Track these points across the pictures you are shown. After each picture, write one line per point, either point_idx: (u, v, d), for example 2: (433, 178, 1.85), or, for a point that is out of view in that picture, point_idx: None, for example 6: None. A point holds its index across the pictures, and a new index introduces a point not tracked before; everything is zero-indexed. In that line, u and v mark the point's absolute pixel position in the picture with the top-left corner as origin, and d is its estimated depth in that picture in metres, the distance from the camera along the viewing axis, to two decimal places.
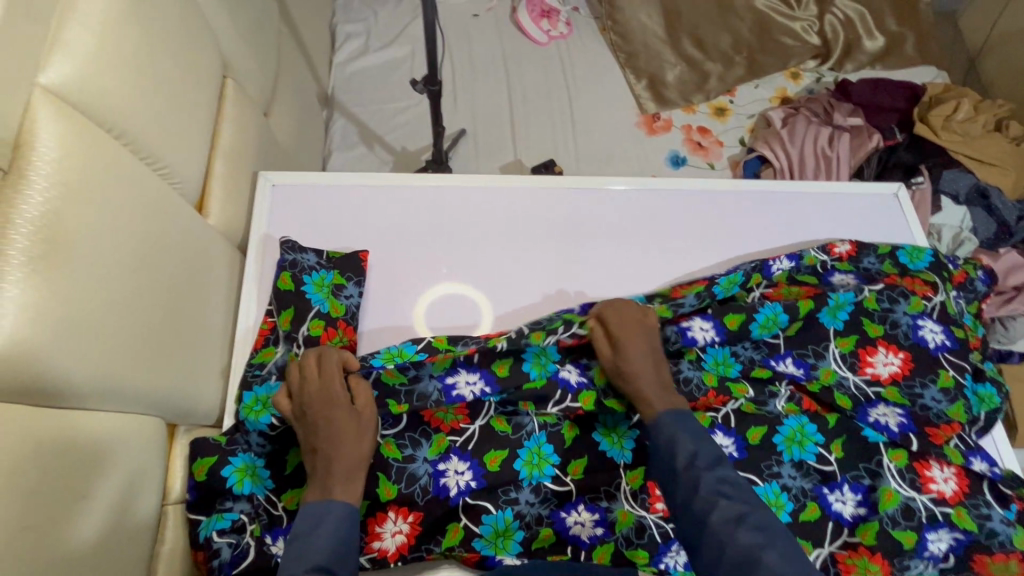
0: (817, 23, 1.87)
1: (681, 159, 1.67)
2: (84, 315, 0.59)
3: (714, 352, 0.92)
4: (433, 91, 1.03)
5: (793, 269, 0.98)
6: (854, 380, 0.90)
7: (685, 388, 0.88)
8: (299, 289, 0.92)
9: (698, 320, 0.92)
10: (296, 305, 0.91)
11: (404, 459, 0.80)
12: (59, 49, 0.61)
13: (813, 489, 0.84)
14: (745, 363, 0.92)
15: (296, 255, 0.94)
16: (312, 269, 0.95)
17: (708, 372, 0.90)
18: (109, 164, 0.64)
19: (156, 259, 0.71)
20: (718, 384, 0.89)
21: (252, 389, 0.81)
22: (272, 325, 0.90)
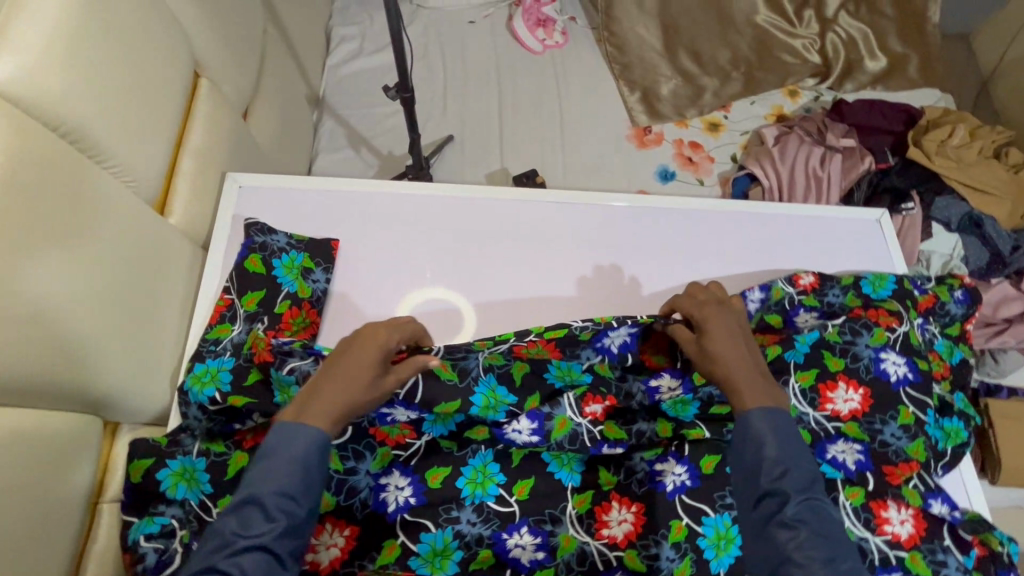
0: (818, 42, 1.84)
1: (670, 174, 1.65)
2: (19, 311, 0.59)
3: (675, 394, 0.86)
4: (406, 98, 1.03)
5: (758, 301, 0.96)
6: (814, 415, 0.87)
7: (638, 441, 0.86)
8: (268, 272, 0.93)
9: (668, 375, 0.87)
10: (264, 287, 0.92)
11: (345, 472, 0.77)
12: (4, 49, 0.61)
13: None
14: (704, 402, 0.86)
15: (266, 237, 0.96)
16: (281, 251, 0.96)
17: (664, 420, 0.87)
18: (55, 162, 0.65)
19: (104, 256, 0.71)
20: (672, 433, 0.86)
21: (206, 361, 0.82)
22: (230, 302, 0.90)
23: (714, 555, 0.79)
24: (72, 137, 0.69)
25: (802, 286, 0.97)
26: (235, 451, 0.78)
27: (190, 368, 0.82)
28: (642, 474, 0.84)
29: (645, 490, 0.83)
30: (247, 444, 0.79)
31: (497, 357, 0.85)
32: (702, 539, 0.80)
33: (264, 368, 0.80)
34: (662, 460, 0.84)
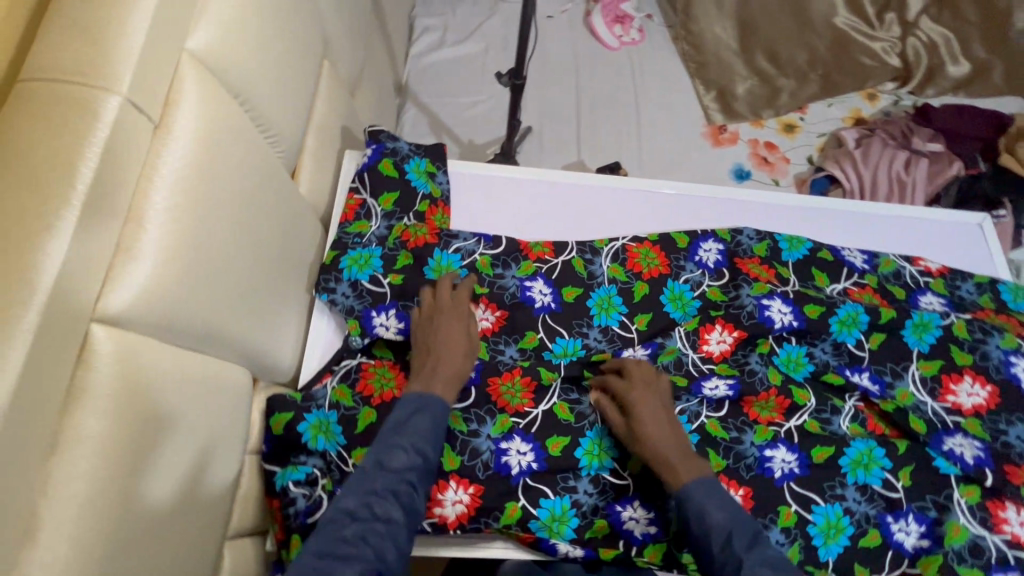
0: (899, 45, 1.82)
1: (746, 172, 1.65)
2: (215, 264, 0.63)
3: (789, 349, 0.96)
4: (518, 85, 1.06)
5: (864, 266, 1.05)
6: (933, 406, 0.92)
7: (751, 379, 0.93)
8: (402, 176, 1.00)
9: (778, 301, 0.97)
10: (400, 190, 0.99)
11: (468, 433, 0.84)
12: (202, 16, 0.64)
13: (877, 516, 0.85)
14: (819, 366, 0.95)
15: (395, 143, 1.02)
16: (409, 156, 1.02)
17: (775, 369, 0.94)
18: (241, 129, 0.68)
19: (263, 218, 0.75)
20: (782, 383, 0.93)
21: (355, 248, 0.93)
22: (361, 202, 0.98)
23: (824, 543, 0.83)
24: (250, 106, 0.71)
25: (927, 271, 1.06)
26: (365, 407, 0.83)
27: (346, 250, 0.93)
28: (751, 459, 0.87)
29: (753, 475, 0.86)
30: (374, 401, 0.83)
31: (620, 271, 1.00)
32: (813, 526, 0.84)
33: (421, 252, 0.94)
34: (772, 447, 0.88)
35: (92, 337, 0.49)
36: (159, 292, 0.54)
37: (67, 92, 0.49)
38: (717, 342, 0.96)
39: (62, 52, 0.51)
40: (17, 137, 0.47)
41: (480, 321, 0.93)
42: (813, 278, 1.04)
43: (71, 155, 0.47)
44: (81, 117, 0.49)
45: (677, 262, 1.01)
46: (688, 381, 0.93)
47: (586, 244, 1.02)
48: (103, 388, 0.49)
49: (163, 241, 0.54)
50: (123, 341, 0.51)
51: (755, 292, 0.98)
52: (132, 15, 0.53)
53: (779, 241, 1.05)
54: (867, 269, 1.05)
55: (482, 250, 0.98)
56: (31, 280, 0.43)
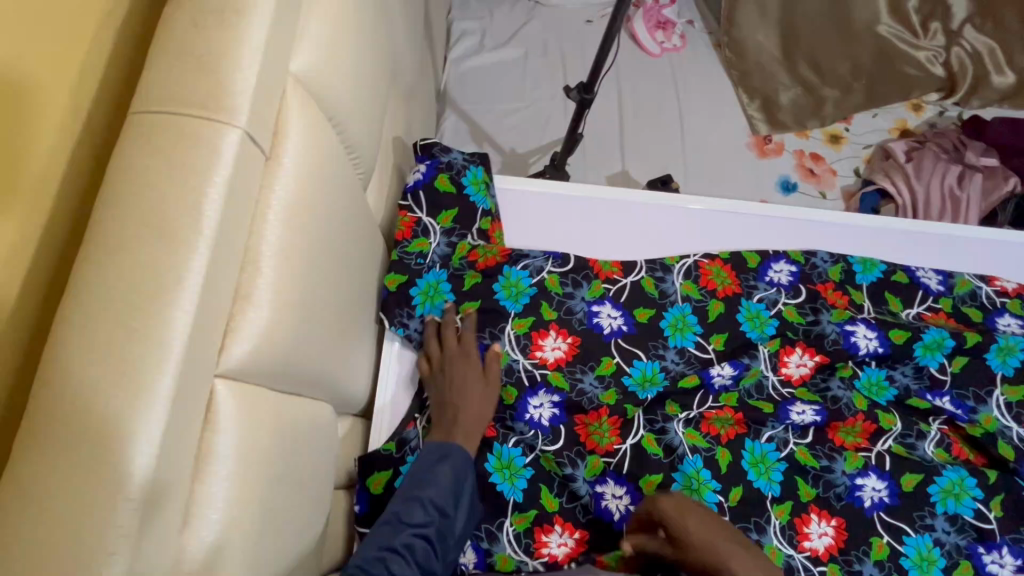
0: (943, 54, 1.74)
1: (792, 185, 1.62)
2: (317, 303, 0.59)
3: (870, 372, 0.91)
4: (586, 100, 1.02)
5: (942, 290, 0.98)
6: (1018, 431, 0.86)
7: (835, 406, 0.88)
8: (460, 191, 0.94)
9: (863, 327, 0.92)
10: (460, 207, 0.94)
11: (564, 477, 0.82)
12: (302, 38, 0.60)
13: (967, 547, 0.80)
14: (901, 390, 0.90)
15: (448, 156, 0.95)
16: (465, 168, 0.96)
17: (859, 393, 0.89)
18: (335, 156, 0.64)
19: (353, 248, 0.71)
20: (868, 407, 0.88)
21: (422, 276, 0.88)
22: (416, 219, 0.91)
23: None
24: (340, 127, 0.67)
25: (1004, 291, 0.99)
26: None
27: (411, 281, 0.88)
28: (842, 489, 0.82)
29: (844, 504, 0.82)
30: None
31: (694, 288, 0.95)
32: (905, 559, 0.79)
33: (489, 271, 0.90)
34: (863, 475, 0.83)
35: (216, 394, 0.46)
36: (275, 340, 0.50)
37: (185, 128, 0.46)
38: (797, 365, 0.91)
39: (175, 82, 0.47)
40: (136, 180, 0.44)
41: (551, 350, 0.88)
42: (887, 302, 0.97)
43: (196, 198, 0.44)
44: (202, 156, 0.45)
45: (748, 282, 0.96)
46: (774, 406, 0.88)
47: (656, 261, 0.96)
48: (229, 448, 0.45)
49: (278, 286, 0.51)
50: (242, 396, 0.48)
51: (836, 318, 0.93)
52: (245, 41, 0.49)
53: (852, 263, 0.99)
54: (942, 292, 0.98)
55: (551, 267, 0.93)
56: (167, 338, 0.40)
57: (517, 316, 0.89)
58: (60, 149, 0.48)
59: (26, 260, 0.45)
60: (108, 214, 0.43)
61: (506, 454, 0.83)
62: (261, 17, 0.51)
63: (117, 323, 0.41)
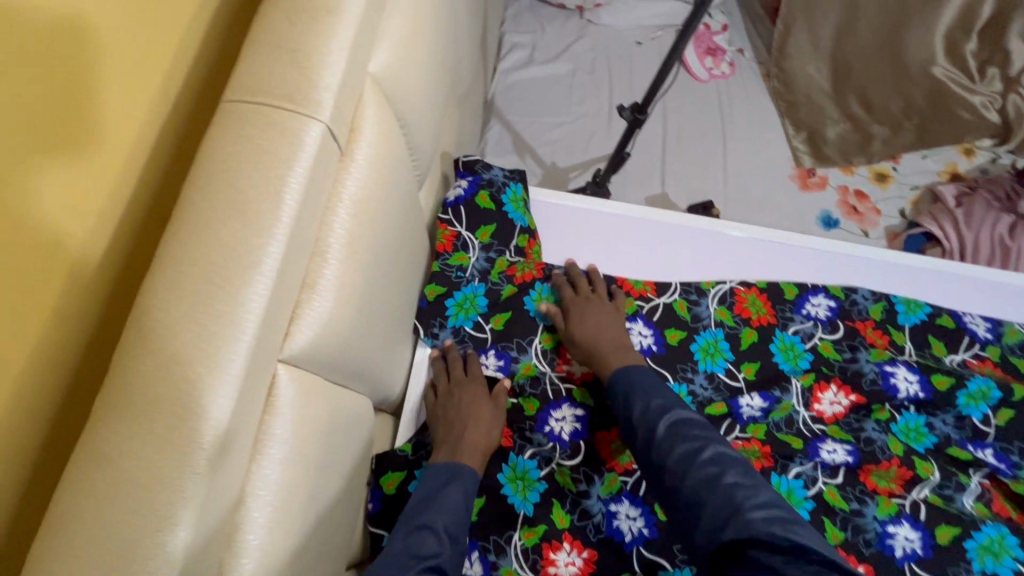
0: (999, 100, 1.66)
1: (834, 221, 1.60)
2: (373, 299, 0.60)
3: (907, 418, 0.88)
4: (638, 120, 1.03)
5: (989, 337, 0.95)
6: None
7: (868, 448, 0.86)
8: (499, 207, 0.94)
9: (903, 368, 0.90)
10: (498, 222, 0.94)
11: (579, 493, 0.79)
12: (382, 41, 0.61)
13: None
14: (941, 439, 0.87)
15: (489, 173, 0.95)
16: (505, 185, 0.96)
17: (895, 438, 0.86)
18: (399, 156, 0.66)
19: (406, 247, 0.72)
20: (903, 453, 0.85)
21: (461, 288, 0.89)
22: (455, 233, 0.92)
23: None
24: (407, 129, 0.69)
25: None
26: None
27: (449, 292, 0.88)
28: (872, 534, 0.79)
29: (873, 551, 0.78)
30: None
31: (728, 314, 0.94)
32: None
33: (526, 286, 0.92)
34: (894, 523, 0.80)
35: (278, 378, 0.47)
36: (334, 332, 0.51)
37: (271, 118, 0.47)
38: (831, 403, 0.89)
39: (264, 72, 0.49)
40: (222, 164, 0.46)
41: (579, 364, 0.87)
42: (929, 346, 0.94)
43: (277, 187, 0.46)
44: (285, 148, 0.47)
45: (785, 314, 0.94)
46: (803, 442, 0.86)
47: (691, 284, 0.96)
48: (286, 433, 0.46)
49: (342, 280, 0.52)
50: (300, 382, 0.49)
51: (875, 358, 0.91)
52: (333, 39, 0.51)
53: (896, 302, 0.96)
54: (989, 339, 0.95)
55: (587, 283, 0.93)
56: (240, 319, 0.42)
57: (547, 329, 0.90)
58: (147, 129, 0.51)
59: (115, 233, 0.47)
60: (194, 194, 0.45)
61: (521, 465, 0.81)
62: (348, 17, 0.53)
63: (194, 300, 0.42)
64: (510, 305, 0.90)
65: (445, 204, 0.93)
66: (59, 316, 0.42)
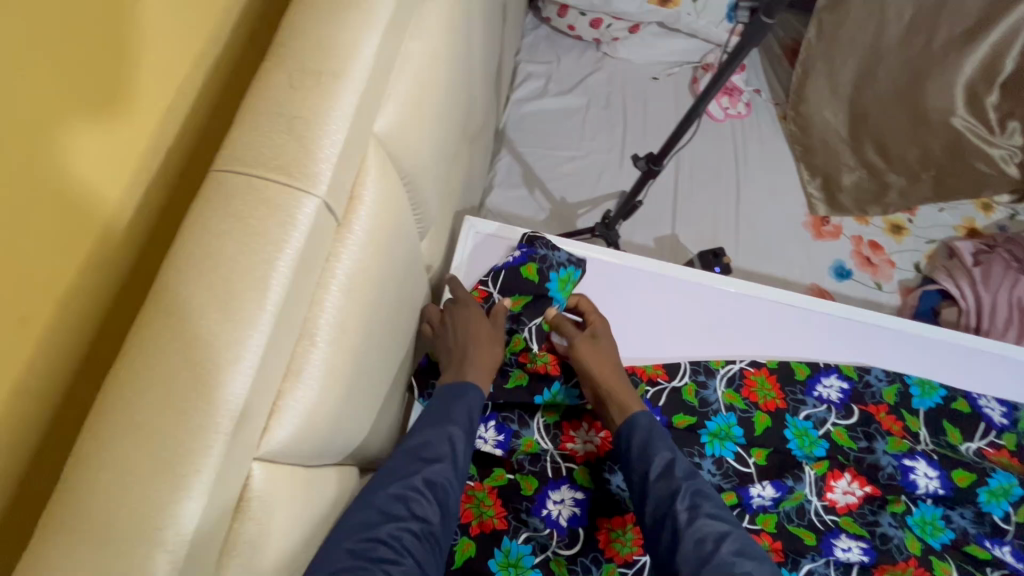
0: (1019, 154, 1.62)
1: (847, 272, 1.56)
2: (364, 373, 0.56)
3: (924, 509, 0.85)
4: (653, 171, 1.00)
5: (1006, 424, 0.92)
6: None
7: (885, 546, 0.82)
8: (543, 282, 0.84)
9: (924, 463, 0.87)
10: (536, 296, 0.85)
11: None
12: (390, 99, 0.58)
13: None
14: (957, 534, 0.84)
15: (548, 250, 0.87)
16: (559, 265, 0.86)
17: (911, 534, 0.83)
18: (402, 215, 0.62)
19: (403, 307, 0.68)
20: (921, 552, 0.82)
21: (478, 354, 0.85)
22: (487, 295, 0.86)
23: None
24: (411, 185, 0.66)
25: None
26: (463, 537, 0.76)
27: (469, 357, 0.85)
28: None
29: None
30: (473, 530, 0.77)
31: (737, 398, 0.89)
32: None
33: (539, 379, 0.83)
34: None
35: (252, 478, 0.43)
36: (318, 419, 0.47)
37: (265, 192, 0.44)
38: (844, 493, 0.86)
39: (261, 140, 0.46)
40: (208, 241, 0.42)
41: (583, 443, 0.84)
42: (945, 433, 0.91)
43: (265, 270, 0.42)
44: (277, 227, 0.43)
45: (795, 397, 0.89)
46: (816, 537, 0.83)
47: (700, 363, 0.90)
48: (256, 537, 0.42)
49: (330, 362, 0.48)
50: (278, 478, 0.45)
51: (893, 449, 0.88)
52: (336, 104, 0.48)
53: (910, 385, 0.92)
54: (1006, 426, 0.92)
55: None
56: (213, 424, 0.38)
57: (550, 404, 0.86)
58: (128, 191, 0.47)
59: (88, 308, 0.43)
60: (174, 274, 0.41)
61: (515, 550, 0.75)
62: (353, 81, 0.49)
63: (163, 400, 0.38)
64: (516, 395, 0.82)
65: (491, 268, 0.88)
66: (20, 407, 0.38)
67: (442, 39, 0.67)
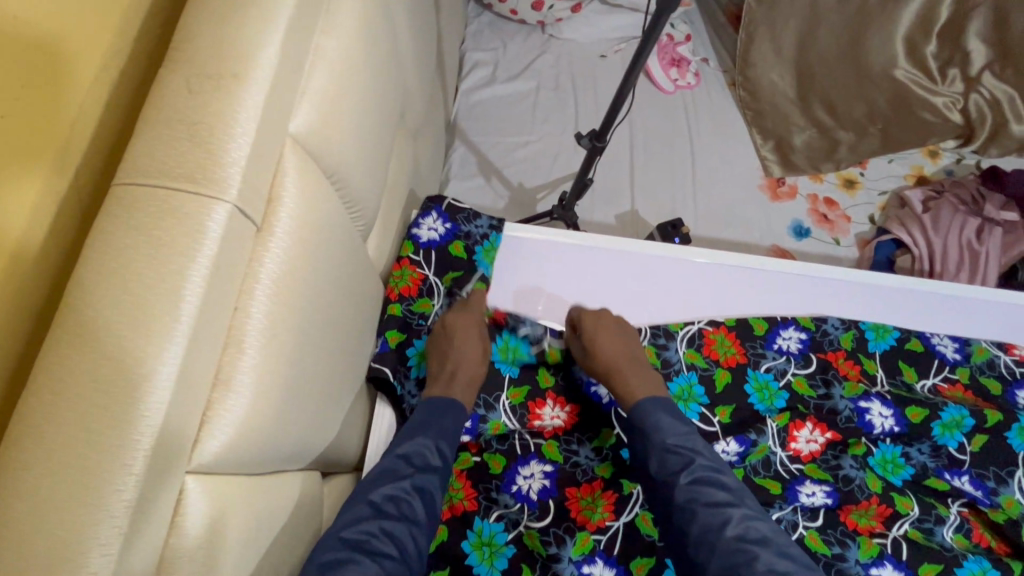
0: (960, 100, 1.66)
1: (804, 230, 1.59)
2: (306, 378, 0.56)
3: (884, 449, 0.87)
4: (598, 148, 1.00)
5: (959, 358, 0.96)
6: None
7: (847, 487, 0.83)
8: (471, 257, 0.92)
9: (878, 403, 0.89)
10: (464, 270, 0.92)
11: (548, 556, 0.75)
12: (306, 98, 0.57)
13: None
14: (917, 469, 0.86)
15: (470, 225, 0.94)
16: (482, 237, 0.94)
17: (873, 473, 0.85)
18: (332, 215, 0.61)
19: (348, 307, 0.68)
20: (883, 490, 0.83)
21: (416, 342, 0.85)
22: (423, 276, 0.89)
23: None
24: (341, 184, 0.65)
25: None
26: None
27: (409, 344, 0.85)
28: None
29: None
30: (445, 514, 0.78)
31: (698, 357, 0.92)
32: None
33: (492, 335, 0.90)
34: (878, 566, 0.77)
35: (187, 492, 0.43)
36: (257, 428, 0.47)
37: (169, 203, 0.43)
38: (807, 441, 0.87)
39: (162, 150, 0.45)
40: (114, 257, 0.41)
41: (550, 419, 0.86)
42: (901, 373, 0.94)
43: (176, 283, 0.41)
44: (186, 236, 0.42)
45: (755, 351, 0.93)
46: (781, 486, 0.84)
47: (659, 326, 0.94)
48: (195, 552, 0.42)
49: (262, 370, 0.47)
50: (218, 490, 0.45)
51: (850, 393, 0.90)
52: (240, 108, 0.47)
53: (865, 330, 0.96)
54: (959, 360, 0.96)
55: (551, 339, 0.91)
56: (131, 443, 0.37)
57: (514, 384, 0.88)
58: None
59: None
60: (81, 296, 0.40)
61: (487, 529, 0.77)
62: (258, 82, 0.48)
63: (79, 423, 0.37)
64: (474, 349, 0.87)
65: (416, 242, 0.90)
66: None
67: (359, 31, 0.66)
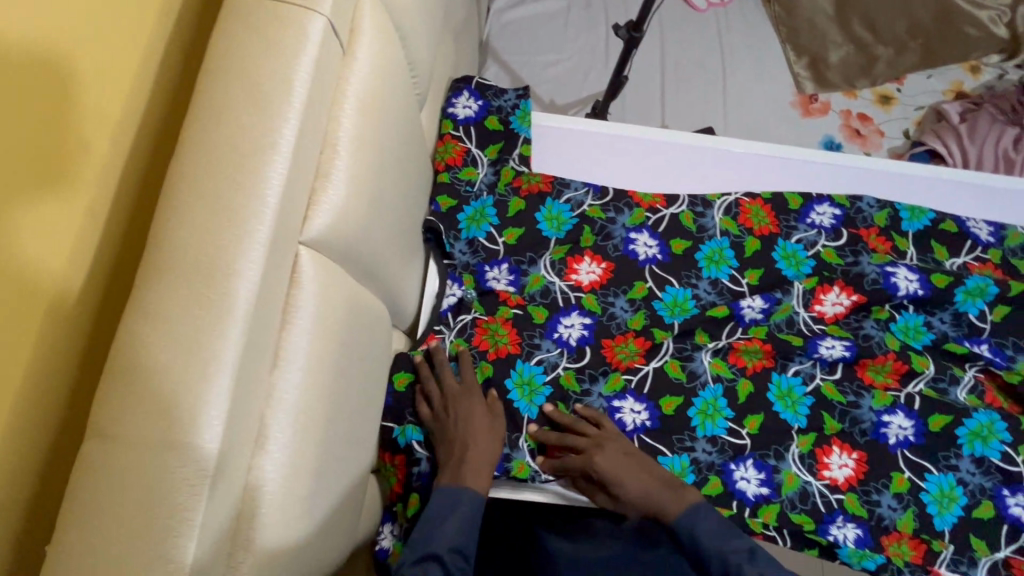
0: (1009, 14, 1.61)
1: (836, 145, 1.59)
2: (382, 205, 0.64)
3: (908, 317, 0.95)
4: (635, 39, 1.03)
5: (990, 241, 1.00)
6: None
7: (866, 343, 0.93)
8: (507, 128, 1.02)
9: (904, 269, 0.95)
10: (503, 141, 1.01)
11: (581, 393, 0.87)
12: None
13: (992, 489, 0.85)
14: (938, 335, 0.94)
15: (500, 100, 1.02)
16: (514, 108, 1.03)
17: (893, 335, 0.94)
18: (398, 66, 0.67)
19: (409, 164, 0.75)
20: (900, 348, 0.92)
21: (469, 203, 0.95)
22: (465, 150, 0.99)
23: (939, 512, 0.84)
24: (405, 43, 0.70)
25: None
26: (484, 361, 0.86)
27: (462, 206, 0.95)
28: (868, 424, 0.88)
29: (867, 440, 0.87)
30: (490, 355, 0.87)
31: (732, 224, 0.99)
32: (926, 494, 0.85)
33: (532, 201, 0.98)
34: (890, 412, 0.88)
35: (299, 259, 0.52)
36: (346, 227, 0.55)
37: (272, 17, 0.50)
38: (833, 304, 0.95)
39: None
40: (232, 59, 0.48)
41: (586, 274, 0.95)
42: (932, 251, 1.00)
43: (283, 82, 0.48)
44: (289, 44, 0.49)
45: (788, 223, 0.99)
46: (803, 340, 0.93)
47: (698, 197, 1.01)
48: (306, 313, 0.51)
49: (350, 174, 0.55)
50: (320, 264, 0.53)
51: (877, 261, 0.97)
52: None
53: (900, 211, 1.01)
54: (991, 243, 1.00)
55: (591, 201, 0.99)
56: (260, 203, 0.46)
57: (558, 244, 0.96)
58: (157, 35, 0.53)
59: (119, 131, 0.50)
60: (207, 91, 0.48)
61: (528, 371, 0.87)
62: None
63: (215, 186, 0.46)
64: (521, 221, 0.97)
65: (454, 121, 1.00)
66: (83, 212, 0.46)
67: None
